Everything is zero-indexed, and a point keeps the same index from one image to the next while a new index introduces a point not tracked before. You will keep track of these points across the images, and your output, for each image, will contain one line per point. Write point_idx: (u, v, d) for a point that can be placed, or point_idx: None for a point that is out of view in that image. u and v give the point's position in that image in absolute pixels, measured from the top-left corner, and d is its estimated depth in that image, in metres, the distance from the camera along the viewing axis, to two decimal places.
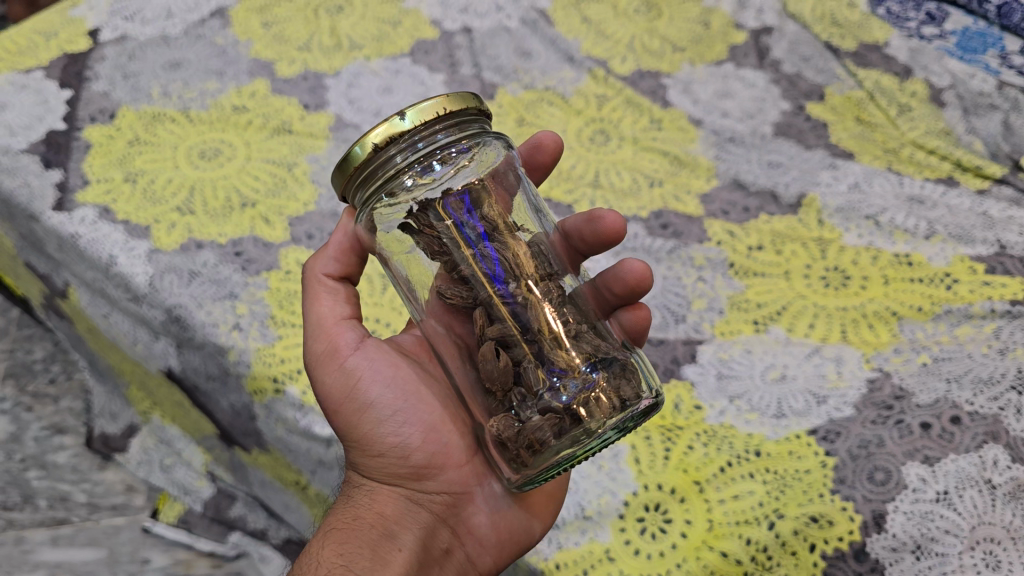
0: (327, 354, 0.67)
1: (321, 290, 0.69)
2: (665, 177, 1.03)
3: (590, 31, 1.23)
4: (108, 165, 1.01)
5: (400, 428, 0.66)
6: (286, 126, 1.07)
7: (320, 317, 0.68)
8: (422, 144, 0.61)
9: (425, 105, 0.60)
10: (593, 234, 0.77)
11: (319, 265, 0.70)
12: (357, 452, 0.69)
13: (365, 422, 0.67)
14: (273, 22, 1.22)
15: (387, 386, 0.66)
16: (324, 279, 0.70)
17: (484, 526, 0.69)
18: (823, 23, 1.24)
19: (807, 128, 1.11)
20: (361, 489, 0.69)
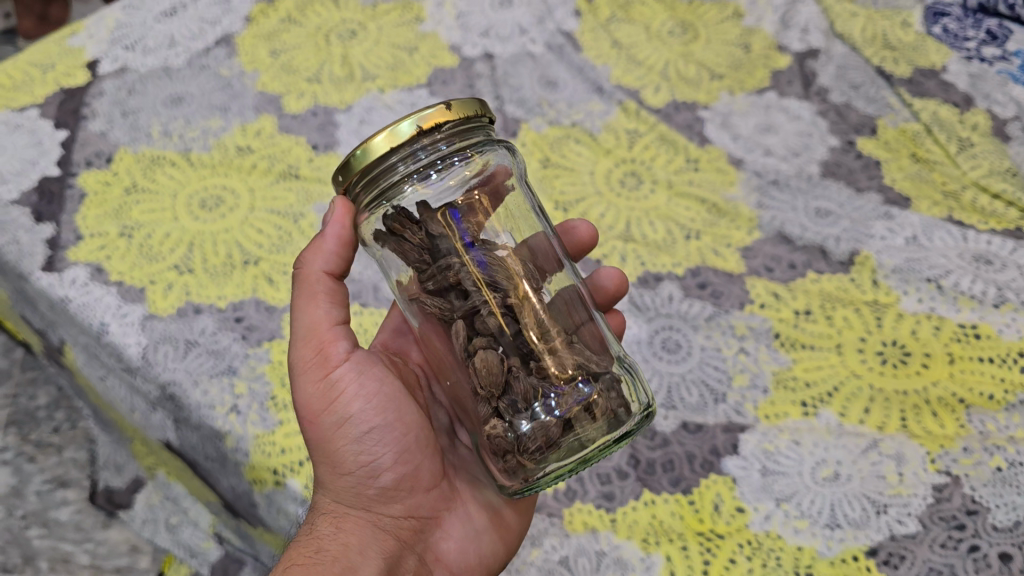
0: (312, 362, 0.61)
1: (313, 285, 0.61)
2: (703, 228, 0.95)
3: (621, 56, 1.15)
4: (103, 217, 0.95)
5: (380, 448, 0.62)
6: (293, 170, 1.00)
7: (310, 319, 0.61)
8: (425, 155, 0.56)
9: (431, 110, 0.55)
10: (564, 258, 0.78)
11: (316, 257, 0.61)
12: (325, 473, 0.64)
13: (343, 440, 0.62)
14: (282, 50, 1.14)
15: (371, 402, 0.62)
16: (319, 272, 0.61)
17: (447, 549, 0.68)
18: (875, 46, 1.15)
19: (858, 168, 1.02)
20: (324, 516, 0.64)
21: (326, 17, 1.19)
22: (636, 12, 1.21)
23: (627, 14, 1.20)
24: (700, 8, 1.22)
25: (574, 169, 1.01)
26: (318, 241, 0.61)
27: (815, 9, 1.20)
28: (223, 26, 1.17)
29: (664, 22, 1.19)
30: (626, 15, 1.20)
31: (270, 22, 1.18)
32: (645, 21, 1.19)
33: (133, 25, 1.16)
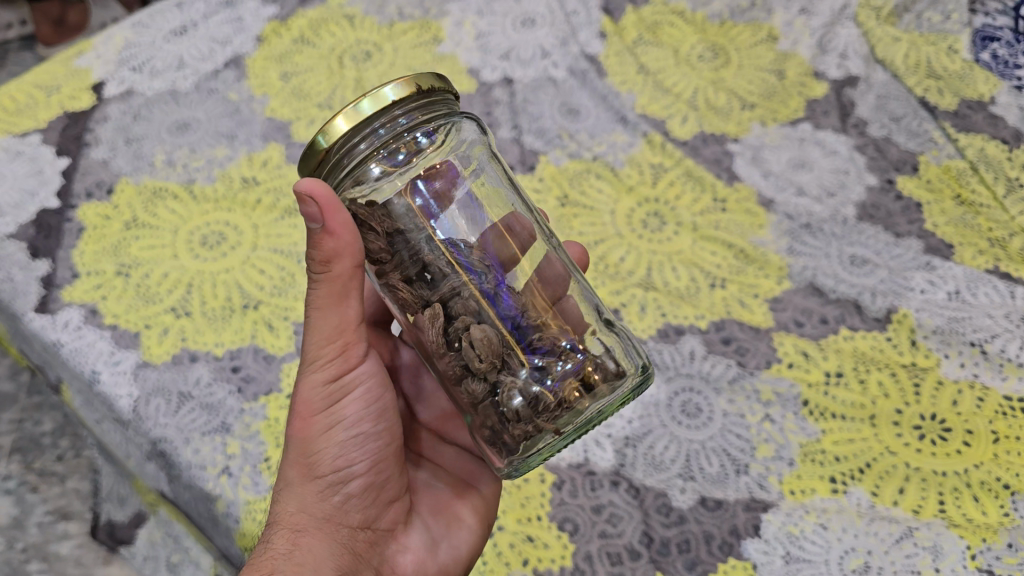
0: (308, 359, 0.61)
1: (331, 285, 0.57)
2: (730, 276, 0.89)
3: (647, 82, 1.09)
4: (101, 253, 0.92)
5: (363, 453, 0.63)
6: (299, 206, 0.96)
7: (323, 320, 0.59)
8: (387, 130, 0.54)
9: (390, 84, 0.53)
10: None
11: (342, 258, 0.56)
12: (296, 477, 0.62)
13: (326, 441, 0.62)
14: (294, 73, 1.10)
15: (365, 408, 0.64)
16: (345, 272, 0.56)
17: (404, 563, 0.66)
18: (919, 75, 1.09)
19: (897, 210, 0.95)
20: (282, 528, 0.61)
21: (341, 38, 1.14)
22: (664, 35, 1.15)
23: (654, 36, 1.15)
24: (732, 30, 1.16)
25: (593, 207, 0.96)
26: (326, 237, 0.54)
27: (855, 32, 1.15)
28: (234, 46, 1.12)
29: (694, 46, 1.14)
30: (653, 38, 1.15)
31: (282, 42, 1.13)
32: (674, 44, 1.14)
33: (141, 44, 1.12)
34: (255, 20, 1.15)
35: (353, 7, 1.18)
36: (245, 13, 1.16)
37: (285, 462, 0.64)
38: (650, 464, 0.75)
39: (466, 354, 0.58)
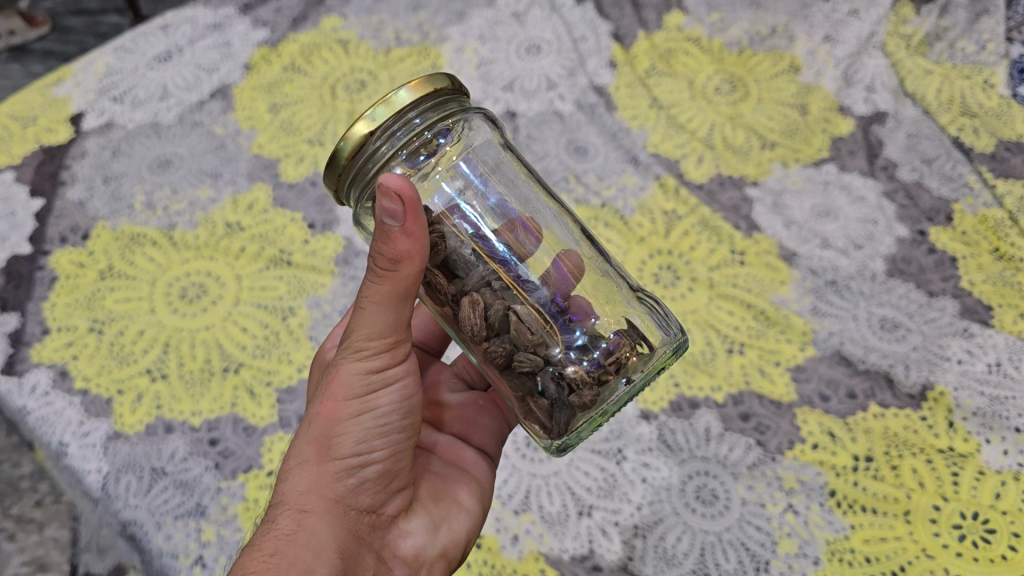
0: (351, 338, 0.56)
1: (391, 281, 0.52)
2: (749, 340, 0.83)
3: (660, 117, 1.02)
4: (74, 307, 0.86)
5: (387, 441, 0.58)
6: (285, 255, 0.89)
7: (375, 307, 0.54)
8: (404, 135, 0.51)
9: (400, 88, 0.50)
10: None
11: (411, 261, 0.52)
12: (312, 456, 0.57)
13: (351, 425, 0.57)
14: (283, 104, 1.03)
15: (398, 400, 0.59)
16: (411, 274, 0.52)
17: (405, 550, 0.61)
18: (952, 112, 1.02)
19: (930, 265, 0.89)
20: (286, 506, 0.55)
21: (335, 66, 1.08)
22: (679, 65, 1.09)
23: (668, 66, 1.09)
24: (751, 60, 1.10)
25: None
26: (402, 237, 0.50)
27: (883, 63, 1.08)
28: (221, 74, 1.06)
29: (710, 77, 1.07)
30: (667, 68, 1.08)
31: (272, 70, 1.07)
32: (689, 75, 1.07)
33: (122, 71, 1.05)
34: (244, 45, 1.09)
35: (348, 31, 1.12)
36: (233, 37, 1.10)
37: (302, 437, 0.58)
38: (661, 559, 0.68)
39: (518, 328, 0.55)
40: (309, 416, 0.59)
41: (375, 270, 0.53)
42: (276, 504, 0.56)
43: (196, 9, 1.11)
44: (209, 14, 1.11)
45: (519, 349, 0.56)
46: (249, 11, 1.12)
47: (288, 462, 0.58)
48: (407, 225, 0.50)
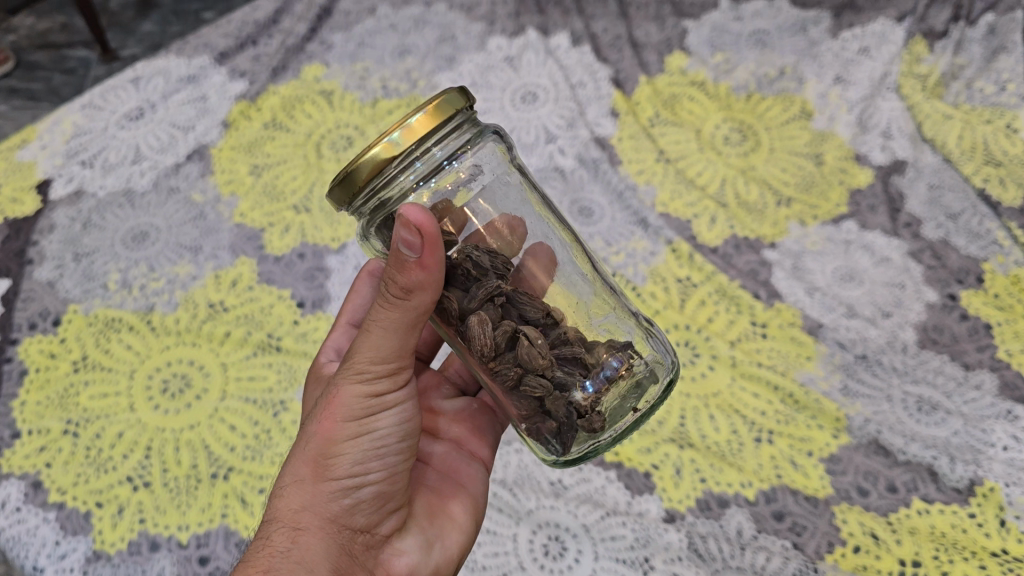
0: (352, 358, 0.53)
1: (397, 309, 0.50)
2: (778, 426, 0.78)
3: (668, 172, 0.97)
4: (45, 406, 0.79)
5: (384, 463, 0.55)
6: (274, 340, 0.83)
7: (380, 329, 0.51)
8: (418, 160, 0.48)
9: (418, 111, 0.47)
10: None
11: (424, 291, 0.49)
12: (307, 474, 0.54)
13: (349, 446, 0.54)
14: (264, 166, 0.96)
15: (397, 422, 0.56)
16: (422, 303, 0.49)
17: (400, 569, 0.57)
18: (975, 161, 0.97)
19: (963, 334, 0.84)
20: (279, 524, 0.53)
21: (319, 120, 1.01)
22: (683, 113, 1.03)
23: (672, 114, 1.03)
24: (760, 105, 1.04)
25: None
26: (417, 269, 0.48)
27: (899, 106, 1.03)
28: (197, 133, 0.99)
29: (718, 125, 1.01)
30: (671, 116, 1.03)
31: (252, 127, 1.00)
32: (696, 123, 1.02)
33: (91, 132, 0.98)
34: (221, 99, 1.01)
35: (331, 81, 1.05)
36: (209, 90, 1.02)
37: (298, 453, 0.55)
38: None
39: (528, 352, 0.52)
40: (306, 431, 0.56)
41: (386, 296, 0.50)
42: (270, 521, 0.54)
43: (168, 60, 1.04)
44: (182, 65, 1.04)
45: (529, 373, 0.53)
46: (225, 60, 1.05)
47: (284, 477, 0.55)
48: (423, 256, 0.47)
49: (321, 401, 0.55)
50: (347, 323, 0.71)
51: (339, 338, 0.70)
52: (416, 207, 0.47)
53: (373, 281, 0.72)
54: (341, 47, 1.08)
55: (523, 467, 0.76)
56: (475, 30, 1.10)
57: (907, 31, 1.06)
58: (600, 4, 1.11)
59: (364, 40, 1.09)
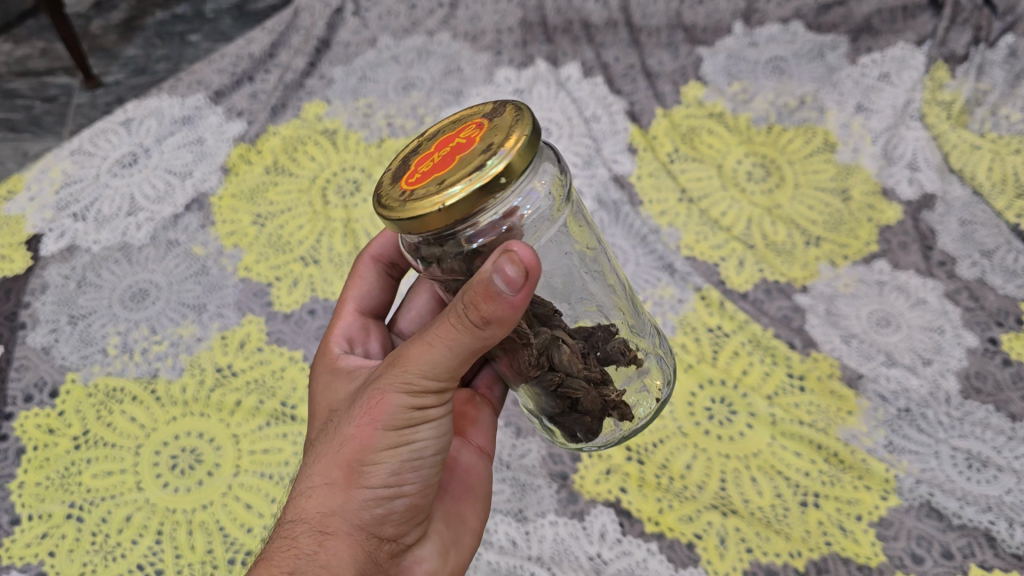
0: (403, 361, 0.47)
1: (463, 328, 0.44)
2: (823, 488, 0.74)
3: (693, 212, 0.95)
4: (45, 487, 0.73)
5: (421, 474, 0.50)
6: (288, 408, 0.77)
7: (442, 345, 0.45)
8: (502, 207, 0.43)
9: (511, 150, 0.41)
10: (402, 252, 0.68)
11: (501, 322, 0.43)
12: (340, 477, 0.48)
13: (388, 456, 0.48)
14: (268, 216, 0.92)
15: (441, 434, 0.51)
16: (494, 334, 0.43)
17: None
18: (1007, 193, 0.93)
19: (1008, 380, 0.81)
20: (304, 525, 0.48)
21: (323, 163, 0.97)
22: (703, 146, 1.02)
23: (692, 149, 1.01)
24: (782, 137, 1.02)
25: None
26: (501, 302, 0.42)
27: (924, 135, 1.00)
28: (195, 180, 0.94)
29: (740, 159, 1.00)
30: (691, 150, 1.01)
31: (252, 172, 0.95)
32: (717, 158, 1.01)
33: (82, 180, 0.92)
34: (219, 142, 0.97)
35: (334, 119, 1.01)
36: (205, 132, 0.98)
37: (330, 449, 0.50)
38: None
39: (568, 359, 0.49)
40: (341, 426, 0.50)
41: (457, 315, 0.43)
42: (293, 518, 0.49)
43: (160, 99, 0.99)
44: (175, 105, 0.98)
45: (566, 376, 0.50)
46: (221, 98, 1.00)
47: (312, 469, 0.50)
48: (519, 294, 0.41)
49: (361, 395, 0.49)
50: (351, 308, 0.65)
51: (347, 325, 0.63)
52: (521, 246, 0.41)
53: (376, 267, 0.67)
54: (342, 82, 1.04)
55: (560, 541, 0.72)
56: (481, 60, 1.05)
57: (927, 55, 1.04)
58: (610, 31, 1.07)
59: (366, 74, 1.04)
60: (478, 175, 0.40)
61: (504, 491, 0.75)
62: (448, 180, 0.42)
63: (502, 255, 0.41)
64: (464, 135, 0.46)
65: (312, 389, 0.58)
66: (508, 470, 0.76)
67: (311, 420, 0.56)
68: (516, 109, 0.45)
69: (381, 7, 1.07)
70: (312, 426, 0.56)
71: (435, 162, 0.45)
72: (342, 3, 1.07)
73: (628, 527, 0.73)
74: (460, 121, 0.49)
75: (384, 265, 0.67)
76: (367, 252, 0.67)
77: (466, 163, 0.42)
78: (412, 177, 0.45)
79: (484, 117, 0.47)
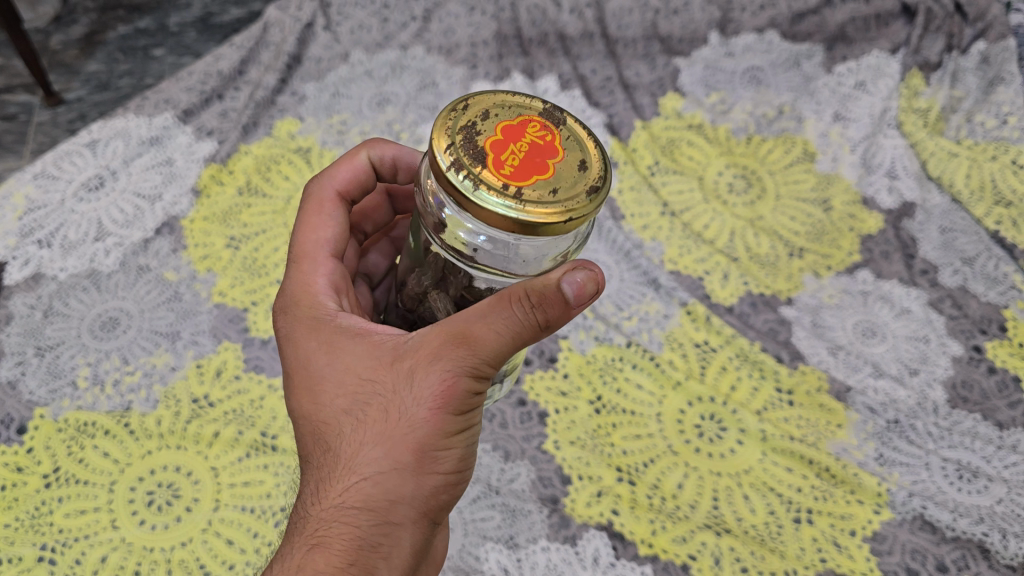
0: (471, 347, 0.44)
1: (534, 325, 0.43)
2: (815, 504, 0.73)
3: (675, 226, 0.95)
4: (14, 529, 0.69)
5: (471, 455, 0.50)
6: (268, 438, 0.75)
7: (510, 336, 0.43)
8: (572, 233, 0.42)
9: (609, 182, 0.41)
10: (363, 191, 0.62)
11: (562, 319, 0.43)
12: (409, 463, 0.46)
13: (453, 442, 0.47)
14: (241, 238, 0.90)
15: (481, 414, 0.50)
16: (554, 326, 0.43)
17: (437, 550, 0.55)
18: (986, 201, 0.94)
19: (993, 388, 0.81)
20: (370, 515, 0.46)
21: (298, 182, 0.96)
22: (683, 159, 1.01)
23: (672, 160, 1.01)
24: (762, 147, 1.02)
25: (636, 412, 0.80)
26: (572, 304, 0.42)
27: (902, 143, 1.00)
28: (165, 203, 0.91)
29: (721, 171, 1.00)
30: (671, 163, 1.01)
31: (225, 194, 0.93)
32: (697, 170, 1.00)
33: (47, 206, 0.88)
34: (189, 163, 0.94)
35: (307, 137, 0.99)
36: (174, 152, 0.95)
37: (388, 430, 0.46)
38: None
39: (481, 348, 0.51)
40: (397, 404, 0.46)
41: (519, 311, 0.42)
42: (358, 505, 0.46)
43: (127, 119, 0.96)
44: (142, 125, 0.95)
45: None
46: (189, 117, 0.97)
47: (366, 450, 0.46)
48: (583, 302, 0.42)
49: (421, 373, 0.46)
50: (326, 250, 0.58)
51: (329, 273, 0.56)
52: (590, 264, 0.43)
53: (341, 206, 0.60)
54: (314, 98, 1.02)
55: (552, 567, 0.69)
56: (456, 74, 1.04)
57: (901, 63, 1.05)
58: (586, 43, 1.06)
59: (338, 89, 1.03)
60: (592, 201, 0.39)
61: (494, 518, 0.71)
62: (564, 194, 0.39)
63: (574, 269, 0.42)
64: (538, 137, 0.42)
65: (308, 346, 0.51)
66: (497, 496, 0.73)
67: (319, 383, 0.50)
68: (584, 130, 0.43)
69: (353, 20, 1.06)
70: (322, 388, 0.49)
71: (524, 159, 0.40)
72: (313, 17, 1.05)
73: (621, 550, 0.70)
74: (507, 107, 0.43)
75: (345, 203, 0.61)
76: (331, 188, 0.60)
77: (570, 181, 0.40)
78: (502, 168, 0.39)
79: (544, 120, 0.43)
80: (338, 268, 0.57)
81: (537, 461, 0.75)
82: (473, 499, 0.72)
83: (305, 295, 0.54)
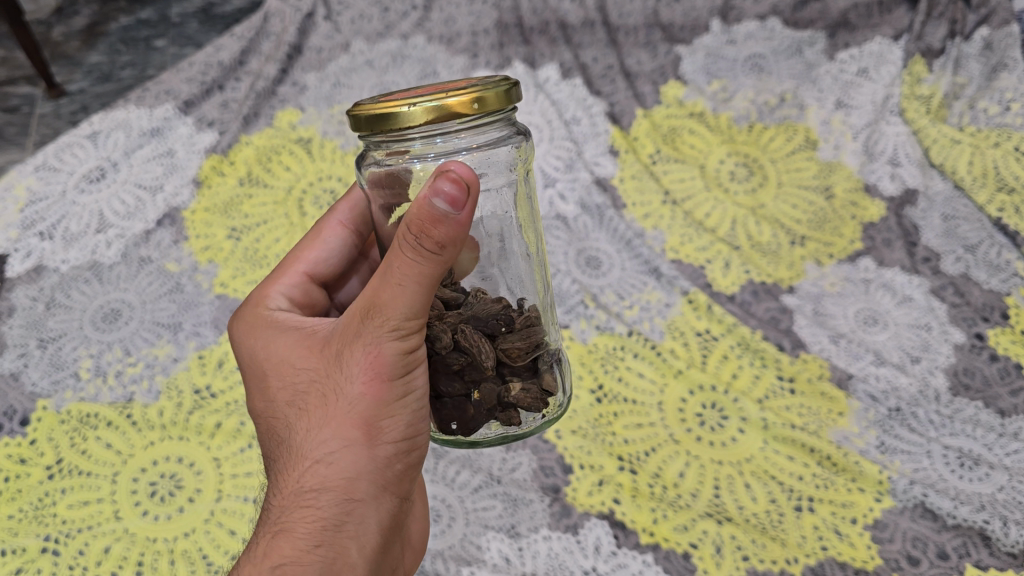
0: (380, 313, 0.44)
1: (434, 264, 0.42)
2: (819, 494, 0.72)
3: (677, 214, 0.97)
4: (19, 520, 0.69)
5: (424, 422, 0.50)
6: None
7: (414, 286, 0.42)
8: (469, 129, 0.44)
9: (493, 87, 0.43)
10: (366, 225, 0.67)
11: (456, 244, 0.42)
12: (358, 438, 0.46)
13: (398, 409, 0.47)
14: (242, 230, 0.91)
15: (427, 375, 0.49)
16: (453, 256, 0.42)
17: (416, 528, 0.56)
18: (988, 187, 0.93)
19: (996, 376, 0.80)
20: (329, 495, 0.46)
21: (299, 173, 0.97)
22: (685, 147, 1.03)
23: (674, 149, 1.03)
24: (763, 136, 1.03)
25: (637, 401, 0.80)
26: (452, 226, 0.41)
27: (904, 130, 1.00)
28: (167, 195, 0.92)
29: (722, 159, 1.02)
30: (673, 151, 1.03)
31: (226, 185, 0.94)
32: (699, 159, 1.02)
33: (48, 197, 0.88)
34: (190, 154, 0.95)
35: (309, 127, 1.00)
36: (175, 143, 0.95)
37: (331, 412, 0.47)
38: None
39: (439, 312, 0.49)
40: (335, 386, 0.47)
41: (410, 252, 0.41)
42: (316, 487, 0.46)
43: (127, 111, 0.95)
44: (143, 116, 0.95)
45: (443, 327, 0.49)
46: (190, 108, 0.97)
47: (316, 435, 0.47)
48: (463, 212, 0.41)
49: (350, 353, 0.46)
50: (303, 271, 0.63)
51: (288, 286, 0.62)
52: (456, 167, 0.41)
53: (343, 233, 0.66)
54: (315, 88, 1.02)
55: (554, 556, 0.68)
56: (457, 64, 1.03)
57: (904, 50, 1.03)
58: (588, 31, 1.05)
59: (340, 79, 1.02)
60: (464, 94, 0.42)
61: (496, 507, 0.71)
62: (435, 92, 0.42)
63: (439, 179, 0.40)
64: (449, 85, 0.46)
65: (258, 349, 0.53)
66: (499, 485, 0.73)
67: (267, 381, 0.51)
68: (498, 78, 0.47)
69: (353, 10, 1.04)
70: (274, 387, 0.50)
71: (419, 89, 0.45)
72: (313, 7, 1.04)
73: (623, 539, 0.69)
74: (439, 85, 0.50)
75: (351, 233, 0.66)
76: (335, 218, 0.66)
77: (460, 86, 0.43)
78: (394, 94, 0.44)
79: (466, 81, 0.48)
80: (302, 285, 0.63)
81: (539, 450, 0.76)
82: (476, 487, 0.73)
83: (257, 299, 0.60)
